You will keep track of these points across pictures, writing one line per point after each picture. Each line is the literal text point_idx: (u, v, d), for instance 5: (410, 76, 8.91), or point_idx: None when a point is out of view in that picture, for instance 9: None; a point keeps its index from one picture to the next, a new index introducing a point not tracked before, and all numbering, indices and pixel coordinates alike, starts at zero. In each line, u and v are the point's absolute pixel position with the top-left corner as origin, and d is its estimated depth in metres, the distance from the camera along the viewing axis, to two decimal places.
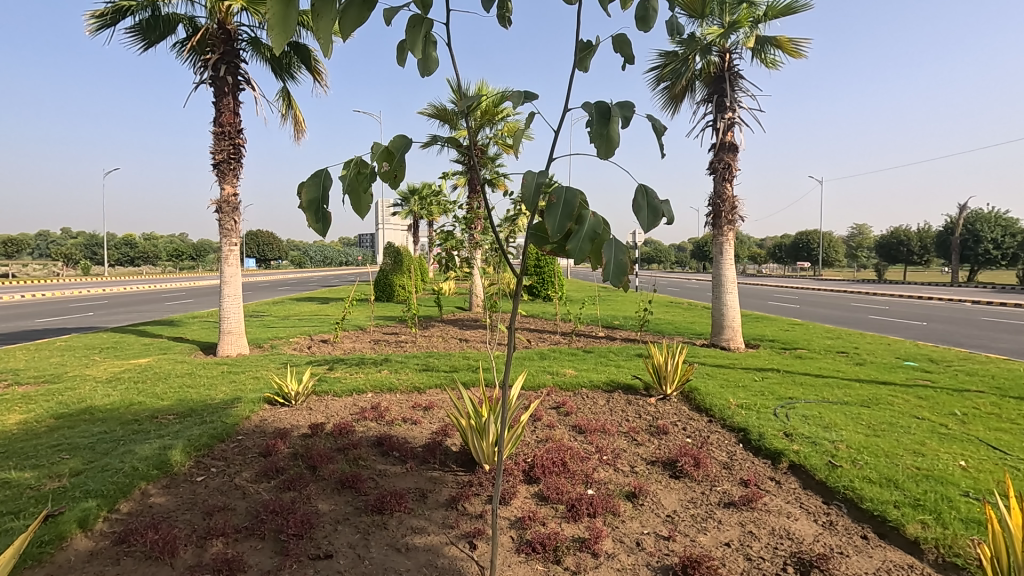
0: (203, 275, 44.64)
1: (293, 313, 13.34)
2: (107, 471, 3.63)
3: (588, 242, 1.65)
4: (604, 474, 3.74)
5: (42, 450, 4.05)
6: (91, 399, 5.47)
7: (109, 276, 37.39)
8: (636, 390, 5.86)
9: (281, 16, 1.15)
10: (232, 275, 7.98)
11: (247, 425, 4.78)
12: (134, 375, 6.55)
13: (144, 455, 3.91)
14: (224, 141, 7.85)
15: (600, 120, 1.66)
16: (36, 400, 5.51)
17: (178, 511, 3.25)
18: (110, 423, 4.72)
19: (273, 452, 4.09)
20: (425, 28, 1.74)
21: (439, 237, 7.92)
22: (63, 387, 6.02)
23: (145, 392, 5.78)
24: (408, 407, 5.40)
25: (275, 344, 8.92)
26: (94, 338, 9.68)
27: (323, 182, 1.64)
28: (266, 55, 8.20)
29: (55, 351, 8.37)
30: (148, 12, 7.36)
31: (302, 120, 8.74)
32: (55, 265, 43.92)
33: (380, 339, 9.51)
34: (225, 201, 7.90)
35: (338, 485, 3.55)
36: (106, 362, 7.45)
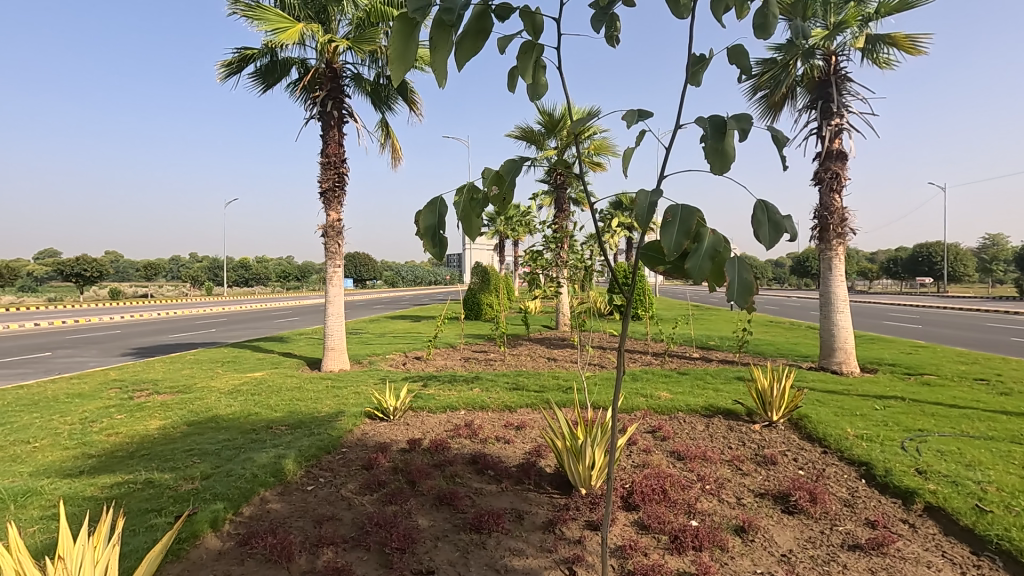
0: (306, 295, 48.15)
1: (389, 331, 14.00)
2: (231, 476, 3.96)
3: (708, 260, 1.57)
4: (708, 505, 3.53)
5: (177, 454, 4.50)
6: (216, 409, 6.02)
7: (228, 297, 41.51)
8: (738, 416, 5.52)
9: (402, 51, 1.38)
10: (336, 295, 8.52)
11: (351, 437, 5.04)
12: (252, 388, 7.13)
13: (262, 462, 4.23)
14: (330, 171, 8.47)
15: (715, 133, 1.61)
16: (172, 408, 6.16)
17: (292, 518, 3.46)
18: (233, 431, 5.16)
19: (374, 466, 4.27)
20: (535, 54, 1.77)
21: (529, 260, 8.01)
22: (193, 397, 6.69)
23: (260, 404, 6.26)
24: (500, 425, 5.45)
25: (373, 360, 9.38)
26: (217, 352, 10.71)
27: (438, 208, 1.72)
28: (367, 90, 8.79)
29: (186, 363, 9.35)
30: (267, 58, 8.18)
31: (398, 147, 9.21)
32: (185, 286, 49.27)
33: (470, 357, 9.71)
34: (330, 226, 8.51)
35: (436, 501, 3.63)
36: (227, 375, 8.18)
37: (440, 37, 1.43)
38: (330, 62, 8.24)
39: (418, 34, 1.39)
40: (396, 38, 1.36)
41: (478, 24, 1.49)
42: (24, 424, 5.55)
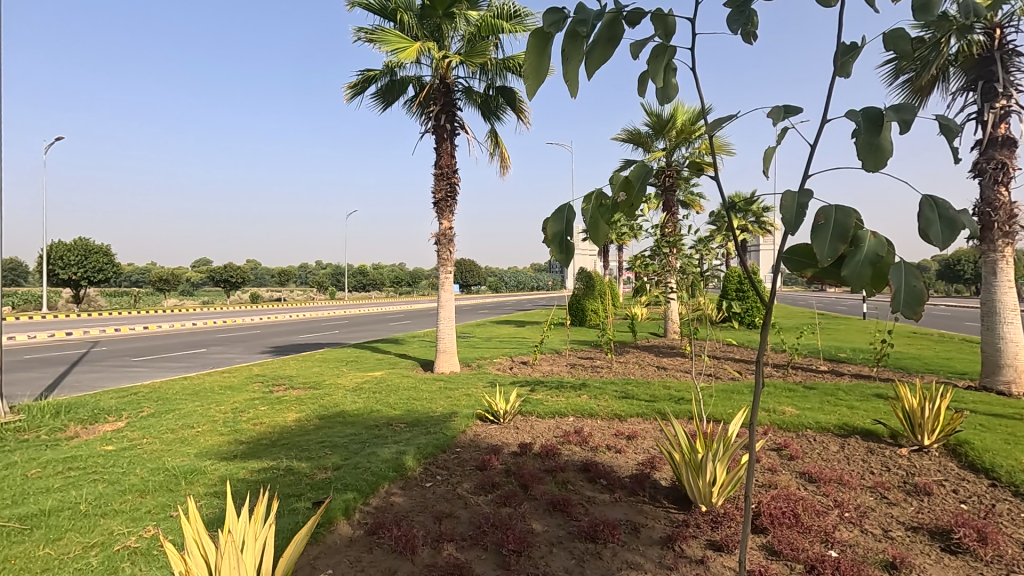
0: (416, 300, 50.75)
1: (495, 335, 14.33)
2: (358, 468, 4.25)
3: (869, 266, 1.42)
4: (849, 535, 3.20)
5: (311, 444, 4.93)
6: (343, 405, 6.52)
7: (348, 301, 44.93)
8: (879, 437, 4.95)
9: (537, 65, 1.42)
10: (448, 299, 8.89)
11: (464, 438, 5.21)
12: (373, 386, 7.63)
13: (385, 457, 4.50)
14: (443, 181, 8.86)
15: (869, 127, 1.45)
16: (305, 402, 6.77)
17: (413, 512, 3.64)
18: (358, 427, 5.55)
19: (488, 467, 4.37)
20: (667, 56, 1.72)
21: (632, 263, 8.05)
22: (322, 392, 7.30)
23: (380, 402, 6.68)
24: (610, 434, 5.34)
25: (481, 364, 9.64)
26: (341, 352, 11.60)
27: (566, 216, 1.73)
28: (477, 101, 9.10)
29: (315, 361, 10.23)
30: (387, 78, 8.75)
31: (507, 156, 9.42)
32: (311, 291, 54.03)
33: (576, 363, 9.66)
34: (443, 234, 8.89)
35: (549, 507, 3.64)
36: (351, 373, 8.82)
37: (572, 48, 1.45)
38: (444, 78, 8.65)
39: (552, 47, 1.42)
40: (531, 53, 1.41)
41: (610, 31, 1.48)
42: (189, 411, 6.37)
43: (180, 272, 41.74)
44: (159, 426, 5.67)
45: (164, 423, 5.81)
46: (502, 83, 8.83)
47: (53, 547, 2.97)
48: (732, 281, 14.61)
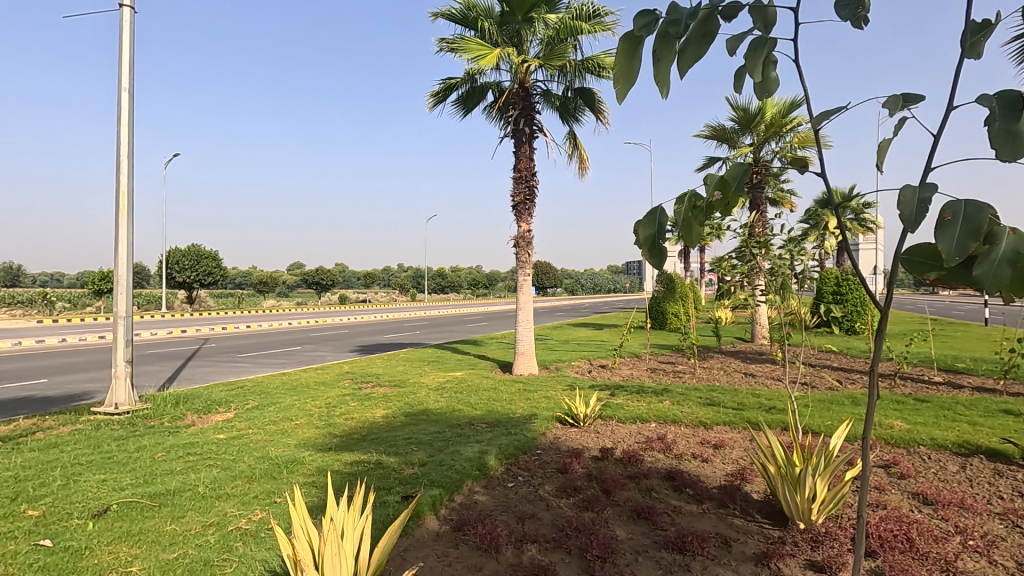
0: (493, 302, 51.54)
1: (573, 338, 14.24)
2: (444, 465, 4.38)
3: (1007, 267, 1.28)
4: (974, 565, 2.88)
5: (399, 440, 5.14)
6: (427, 403, 6.75)
7: (428, 303, 46.41)
8: (1008, 458, 4.43)
9: (627, 69, 1.40)
10: (526, 302, 8.97)
11: (544, 440, 5.23)
12: (454, 386, 7.84)
13: (469, 456, 4.60)
14: (522, 185, 8.95)
15: (1007, 114, 1.31)
16: (392, 399, 7.07)
17: (497, 511, 3.70)
18: (442, 425, 5.72)
19: (569, 470, 4.35)
20: (767, 48, 1.64)
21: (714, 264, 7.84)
22: (407, 391, 7.59)
23: (462, 401, 6.85)
24: (696, 442, 5.15)
25: (560, 366, 9.62)
26: (424, 352, 12.01)
27: (657, 218, 1.69)
28: (555, 104, 9.11)
29: (400, 361, 10.66)
30: (468, 85, 8.97)
31: (585, 157, 9.35)
32: (394, 293, 56.35)
33: (658, 368, 9.40)
34: (521, 237, 8.97)
35: (633, 514, 3.56)
36: (433, 373, 9.12)
37: (664, 48, 1.41)
38: (522, 82, 8.75)
39: (644, 49, 1.39)
40: (622, 56, 1.39)
41: (704, 27, 1.44)
42: (287, 404, 6.85)
43: (277, 275, 45.00)
44: (262, 418, 6.13)
45: (268, 415, 6.29)
46: (580, 84, 8.79)
47: (178, 524, 3.30)
48: (828, 283, 13.60)
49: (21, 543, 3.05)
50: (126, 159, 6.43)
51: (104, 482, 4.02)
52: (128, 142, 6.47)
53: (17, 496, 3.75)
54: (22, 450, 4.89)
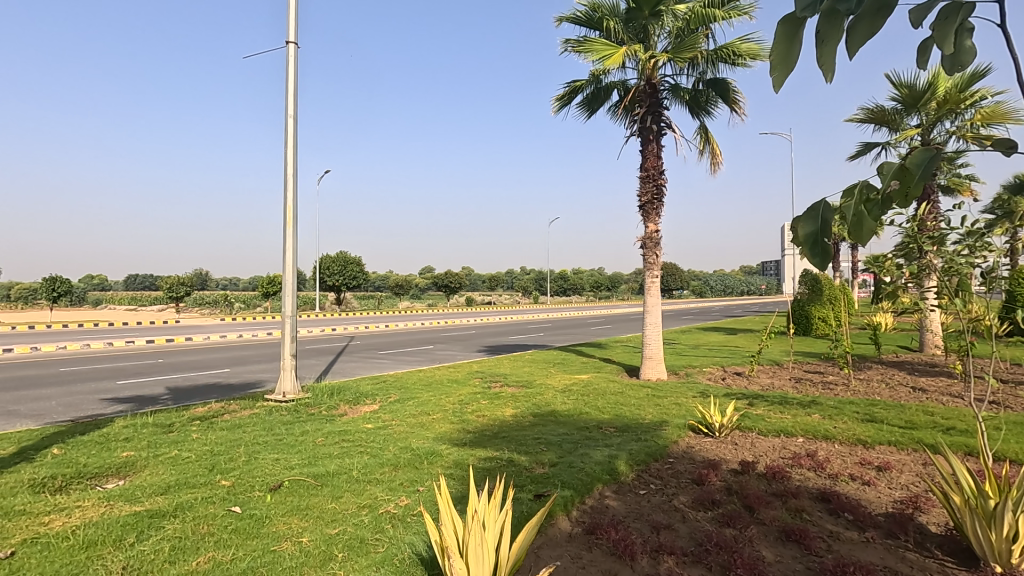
0: (615, 305, 50.71)
1: (704, 343, 13.52)
2: (574, 467, 4.39)
3: None
4: None
5: (529, 440, 5.25)
6: (554, 404, 6.81)
7: (550, 306, 46.92)
8: None
9: (785, 54, 1.29)
10: (655, 304, 8.70)
11: (677, 449, 5.02)
12: (581, 389, 7.82)
13: (599, 459, 4.56)
14: (649, 184, 8.69)
15: None
16: (520, 399, 7.24)
17: (629, 518, 3.62)
18: (570, 427, 5.74)
19: (706, 482, 4.13)
20: (962, 15, 1.42)
21: (868, 262, 6.91)
22: (534, 392, 7.73)
23: (589, 404, 6.81)
24: (854, 462, 4.61)
25: (690, 373, 9.19)
26: (549, 354, 12.16)
27: (821, 214, 1.54)
28: (685, 98, 8.73)
29: (526, 362, 10.89)
30: (593, 86, 8.93)
31: (718, 152, 8.84)
32: (518, 296, 57.77)
33: (803, 377, 8.59)
34: (649, 238, 8.71)
35: (781, 535, 3.29)
36: (559, 375, 9.18)
37: (830, 28, 1.28)
38: (650, 79, 8.51)
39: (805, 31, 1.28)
40: (780, 41, 1.29)
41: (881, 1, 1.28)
42: (424, 400, 7.32)
43: (411, 278, 48.30)
44: (403, 411, 6.62)
45: (408, 409, 6.77)
46: (713, 75, 8.34)
47: (337, 503, 3.67)
48: None
49: (218, 507, 3.60)
50: (292, 177, 7.31)
51: (278, 460, 4.61)
52: (293, 162, 7.34)
53: (213, 467, 4.43)
54: (215, 429, 5.77)
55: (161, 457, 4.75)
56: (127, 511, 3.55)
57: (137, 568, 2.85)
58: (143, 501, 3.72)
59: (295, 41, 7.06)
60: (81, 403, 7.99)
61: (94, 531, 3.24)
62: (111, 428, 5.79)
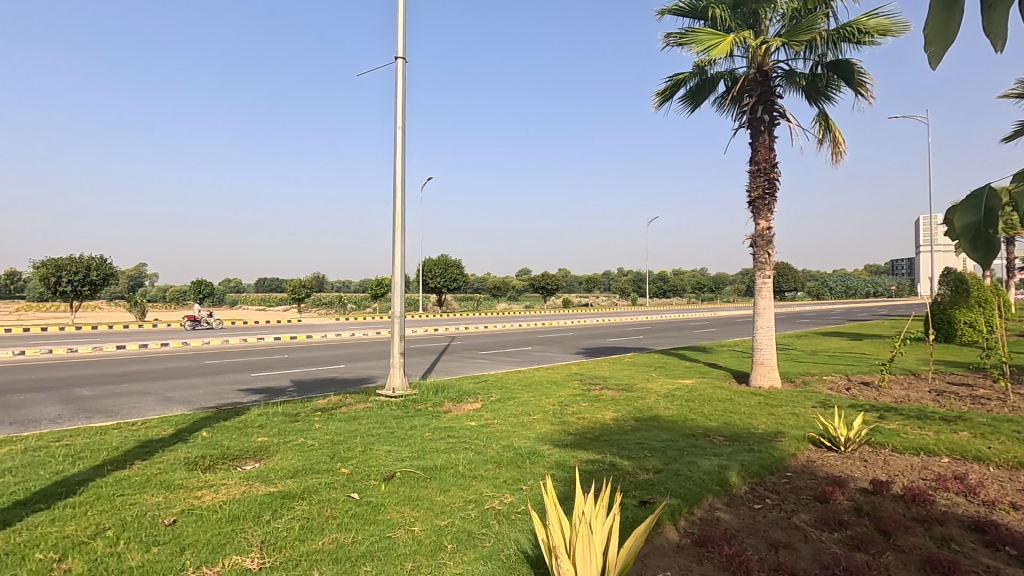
0: (720, 307, 48.12)
1: (823, 349, 12.43)
2: (680, 476, 4.21)
3: None
4: None
5: (631, 445, 5.12)
6: (657, 409, 6.60)
7: (649, 308, 45.58)
8: None
9: (941, 26, 1.14)
10: (767, 307, 8.14)
11: (795, 462, 4.66)
12: (685, 394, 7.51)
13: (707, 469, 4.34)
14: (760, 178, 8.15)
15: None
16: (621, 403, 7.10)
17: (743, 533, 3.41)
18: (675, 433, 5.53)
19: (831, 500, 3.79)
20: None
21: None
22: (636, 395, 7.54)
23: (695, 411, 6.52)
24: (1016, 489, 4.01)
25: (808, 381, 8.49)
26: (649, 357, 11.81)
27: (984, 202, 1.35)
28: (801, 84, 8.09)
29: (626, 365, 10.67)
30: (697, 78, 8.55)
31: (841, 140, 8.09)
32: (615, 298, 56.73)
33: (946, 390, 7.61)
34: (760, 235, 8.18)
35: (924, 566, 2.93)
36: (661, 379, 8.88)
37: None
38: (761, 66, 8.00)
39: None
40: (934, 11, 1.14)
41: None
42: (525, 400, 7.41)
43: (509, 280, 49.14)
44: (504, 410, 6.74)
45: (509, 408, 6.89)
46: (835, 56, 7.66)
47: (445, 496, 3.82)
48: None
49: (339, 492, 3.89)
50: (400, 185, 7.73)
51: (390, 452, 4.88)
52: (401, 171, 7.76)
53: (334, 455, 4.80)
54: (334, 420, 6.24)
55: (290, 444, 5.23)
56: (263, 490, 3.95)
57: (273, 542, 3.16)
58: (276, 482, 4.11)
59: (403, 56, 7.46)
60: (223, 392, 9.00)
61: (237, 507, 3.63)
62: (248, 416, 6.47)
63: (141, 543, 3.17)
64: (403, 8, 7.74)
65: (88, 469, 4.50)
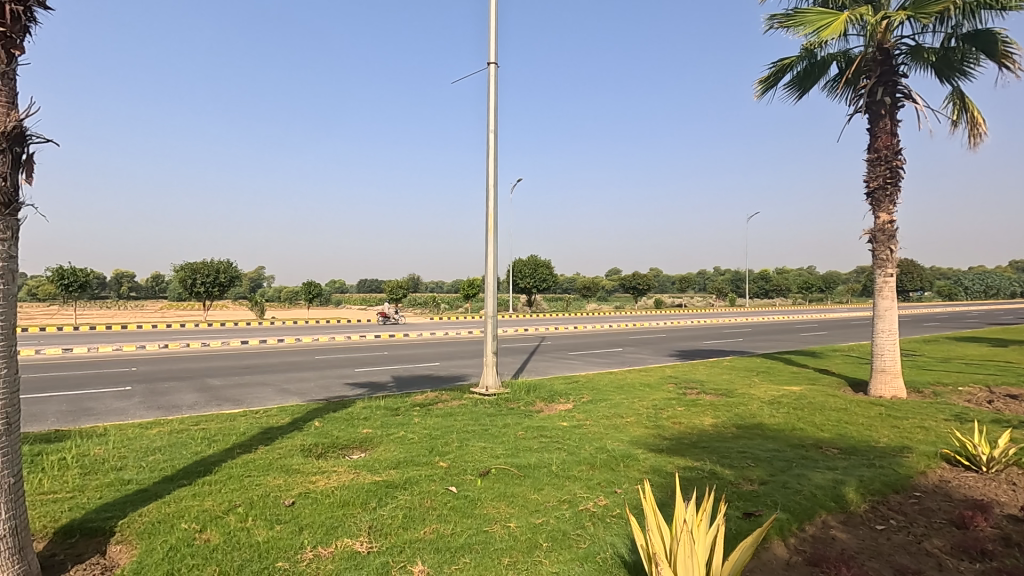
0: (830, 308, 44.40)
1: (957, 356, 11.07)
2: (789, 488, 3.94)
3: None
4: None
5: (733, 453, 4.87)
6: (761, 417, 6.22)
7: (749, 309, 43.04)
8: None
9: None
10: (889, 309, 7.39)
11: (925, 482, 4.19)
12: (792, 401, 7.01)
13: (820, 483, 4.03)
14: (880, 166, 7.42)
15: None
16: (720, 408, 6.77)
17: (864, 555, 3.13)
18: (781, 443, 5.18)
19: (971, 527, 3.38)
20: None
21: None
22: (737, 401, 7.16)
23: (804, 420, 6.07)
24: None
25: (940, 392, 7.60)
26: (751, 361, 11.15)
27: None
28: (930, 60, 7.27)
29: (725, 369, 10.16)
30: (806, 62, 7.96)
31: (981, 121, 7.17)
32: (712, 299, 54.14)
33: None
34: (880, 230, 7.45)
35: None
36: (764, 385, 8.35)
37: None
38: (881, 44, 7.28)
39: None
40: None
41: None
42: (617, 402, 7.29)
43: (599, 280, 48.50)
44: (596, 412, 6.67)
45: (601, 410, 6.81)
46: (973, 26, 6.80)
47: (539, 495, 3.85)
48: None
49: (438, 485, 4.05)
50: (493, 187, 7.89)
51: (485, 448, 5.01)
52: (494, 174, 7.93)
53: (432, 449, 5.00)
54: (432, 416, 6.50)
55: (391, 436, 5.52)
56: (369, 479, 4.21)
57: (379, 528, 3.35)
58: (380, 472, 4.36)
59: (495, 61, 7.61)
60: (331, 385, 9.68)
61: (347, 493, 3.90)
62: (354, 408, 6.92)
63: (267, 520, 3.50)
64: (495, 14, 7.89)
65: (221, 451, 5.04)
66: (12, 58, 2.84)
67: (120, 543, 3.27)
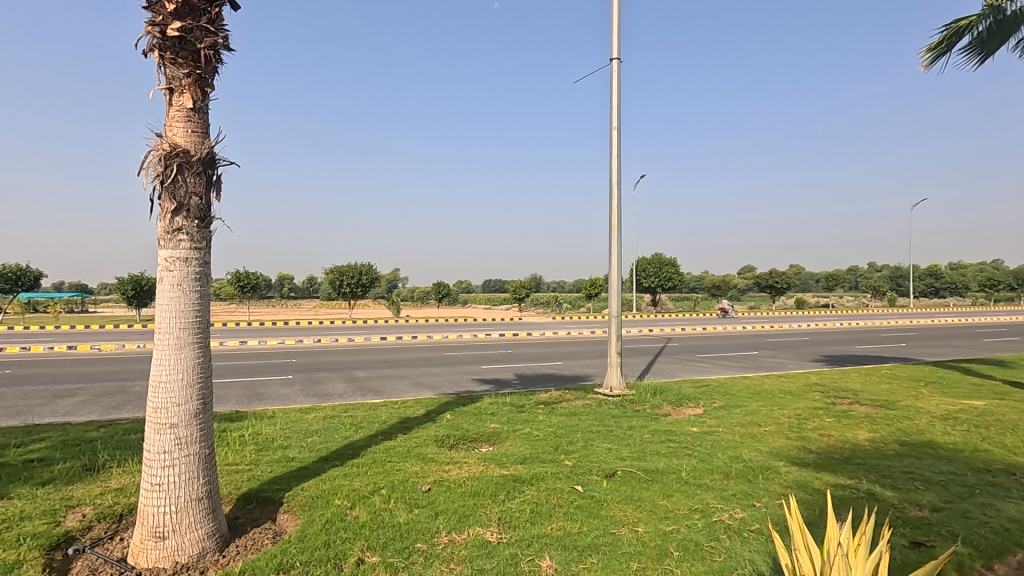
0: (1022, 310, 37.41)
1: None
2: (971, 519, 3.39)
3: None
4: None
5: (896, 473, 4.29)
6: (932, 434, 5.42)
7: (913, 309, 37.66)
8: None
9: None
10: None
11: None
12: (973, 418, 6.01)
13: (1014, 517, 3.41)
14: None
15: None
16: (878, 421, 6.01)
17: None
18: (959, 466, 4.47)
19: None
20: None
21: None
22: (899, 414, 6.30)
23: (990, 440, 5.17)
24: None
25: None
26: (918, 370, 9.75)
27: None
28: None
29: (884, 377, 8.99)
30: (990, 20, 6.78)
31: None
32: (865, 299, 48.22)
33: None
34: None
35: None
36: (936, 397, 7.26)
37: None
38: None
39: None
40: None
41: None
42: (754, 409, 6.78)
43: (730, 279, 45.51)
44: (730, 419, 6.27)
45: (735, 417, 6.38)
46: None
47: (669, 501, 3.71)
48: None
49: (564, 483, 4.07)
50: (616, 185, 7.77)
51: (610, 450, 4.94)
52: (617, 170, 7.79)
53: (557, 447, 5.04)
54: (556, 414, 6.55)
55: (517, 432, 5.66)
56: (498, 472, 4.36)
57: (508, 520, 3.46)
58: (508, 466, 4.50)
59: (618, 57, 7.48)
60: (460, 380, 10.17)
61: (477, 484, 4.07)
62: (482, 403, 7.20)
63: (406, 503, 3.78)
64: (618, 9, 7.75)
65: (367, 437, 5.53)
66: (206, 95, 3.38)
67: (287, 513, 3.74)
